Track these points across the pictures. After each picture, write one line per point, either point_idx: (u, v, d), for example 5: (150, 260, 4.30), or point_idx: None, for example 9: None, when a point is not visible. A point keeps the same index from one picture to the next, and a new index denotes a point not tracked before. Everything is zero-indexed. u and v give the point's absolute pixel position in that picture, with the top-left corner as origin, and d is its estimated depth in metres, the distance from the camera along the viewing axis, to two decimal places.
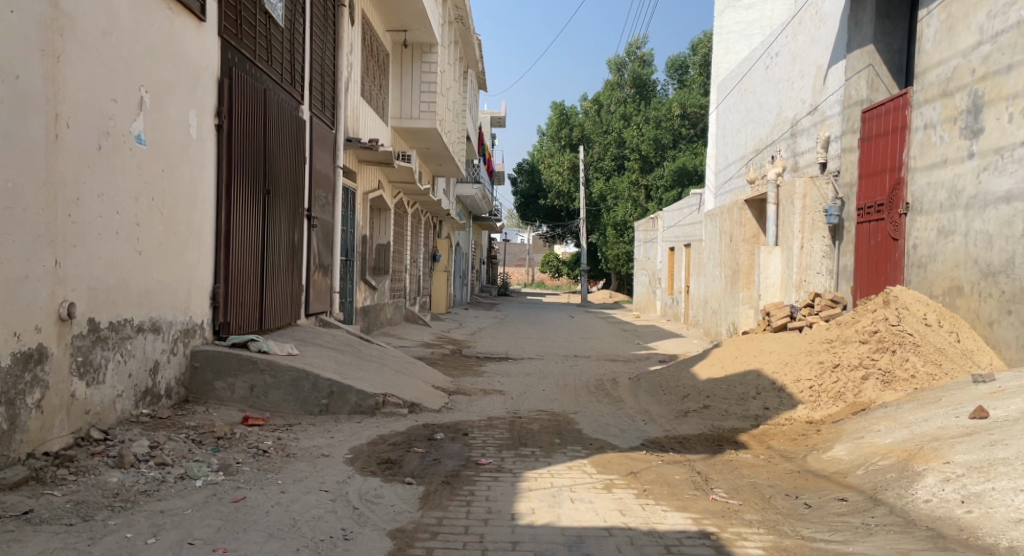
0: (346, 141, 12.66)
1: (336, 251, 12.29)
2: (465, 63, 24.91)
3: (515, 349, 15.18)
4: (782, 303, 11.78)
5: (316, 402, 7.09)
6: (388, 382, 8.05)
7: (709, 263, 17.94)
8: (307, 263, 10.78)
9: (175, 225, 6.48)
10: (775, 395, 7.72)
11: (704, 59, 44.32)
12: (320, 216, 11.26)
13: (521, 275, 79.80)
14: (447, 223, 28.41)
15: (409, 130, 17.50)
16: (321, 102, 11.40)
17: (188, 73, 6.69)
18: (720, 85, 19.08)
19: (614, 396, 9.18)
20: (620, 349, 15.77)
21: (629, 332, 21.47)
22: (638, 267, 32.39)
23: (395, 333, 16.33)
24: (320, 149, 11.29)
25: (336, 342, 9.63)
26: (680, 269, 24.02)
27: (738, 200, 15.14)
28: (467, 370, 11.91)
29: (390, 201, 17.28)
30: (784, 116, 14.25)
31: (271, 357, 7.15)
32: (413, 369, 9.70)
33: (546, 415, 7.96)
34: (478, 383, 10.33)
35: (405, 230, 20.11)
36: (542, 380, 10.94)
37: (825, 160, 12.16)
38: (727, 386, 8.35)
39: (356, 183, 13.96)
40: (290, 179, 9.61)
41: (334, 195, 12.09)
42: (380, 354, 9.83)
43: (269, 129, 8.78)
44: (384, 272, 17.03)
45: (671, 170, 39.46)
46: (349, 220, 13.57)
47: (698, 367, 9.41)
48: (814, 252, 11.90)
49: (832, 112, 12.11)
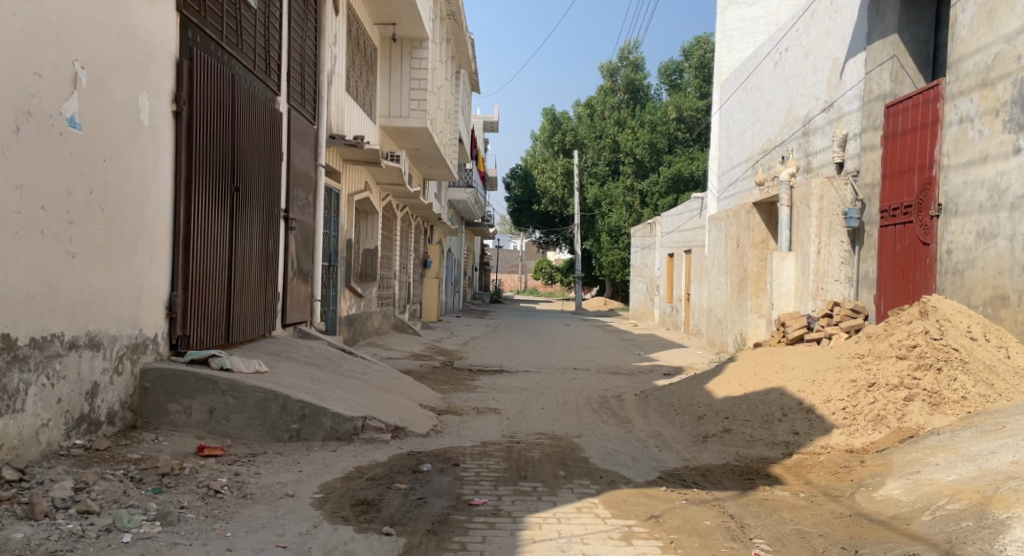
0: (329, 138, 11.78)
1: (317, 256, 11.45)
2: (458, 63, 24.11)
3: (510, 360, 14.33)
4: (797, 313, 10.98)
5: (286, 427, 6.22)
6: (369, 402, 7.18)
7: (713, 269, 17.14)
8: (284, 269, 9.90)
9: (121, 223, 5.63)
10: (804, 418, 6.87)
11: (698, 63, 43.66)
12: (298, 218, 10.38)
13: (515, 282, 79.10)
14: (439, 228, 27.57)
15: (399, 129, 16.68)
16: (301, 96, 10.57)
17: (139, 49, 5.84)
18: (722, 85, 18.29)
19: (620, 415, 8.32)
20: (621, 361, 14.94)
21: (627, 341, 20.65)
22: (635, 274, 31.61)
23: (382, 344, 15.46)
24: (300, 146, 10.44)
25: (314, 356, 8.75)
26: (680, 276, 23.25)
27: (745, 204, 14.35)
28: (459, 385, 11.05)
29: (378, 204, 16.43)
30: (795, 114, 13.45)
31: (234, 375, 6.29)
32: (400, 386, 8.84)
33: (547, 440, 7.10)
34: (471, 400, 9.47)
35: (395, 234, 19.28)
36: (540, 397, 10.08)
37: (842, 160, 11.34)
38: (749, 406, 7.50)
39: (340, 184, 13.09)
40: (264, 175, 8.74)
41: (315, 195, 11.25)
42: (363, 369, 8.96)
43: (240, 120, 7.95)
44: (372, 279, 16.16)
45: (666, 176, 38.60)
46: (333, 224, 12.71)
47: (712, 384, 8.55)
48: (832, 259, 11.01)
49: (850, 108, 11.28)
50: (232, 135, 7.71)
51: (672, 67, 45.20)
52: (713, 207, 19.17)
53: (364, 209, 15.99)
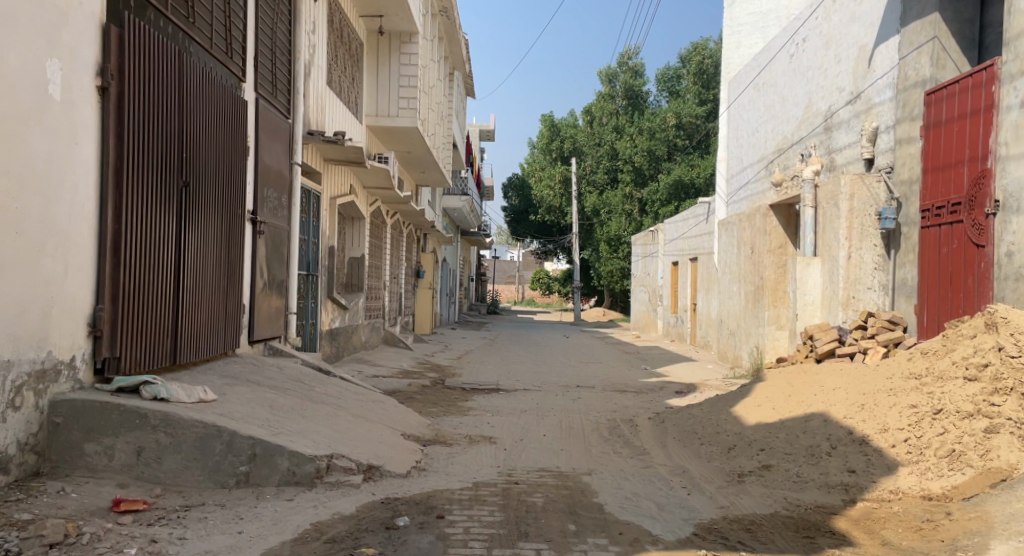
0: (306, 134, 10.64)
1: (293, 265, 10.36)
2: (451, 64, 23.01)
3: (507, 376, 13.20)
4: (826, 325, 9.89)
5: (232, 470, 5.10)
6: (339, 435, 6.04)
7: (723, 276, 16.04)
8: (252, 277, 8.82)
9: (15, 217, 4.64)
10: (857, 452, 5.76)
11: (698, 69, 42.60)
12: (269, 221, 9.27)
13: (511, 293, 78.20)
14: (433, 236, 26.46)
15: (387, 129, 15.56)
16: (273, 86, 9.48)
17: (43, 8, 4.85)
18: (732, 82, 17.16)
19: (635, 445, 7.19)
20: (628, 377, 13.81)
21: (631, 354, 19.55)
22: (636, 284, 30.53)
23: (369, 360, 14.33)
24: (272, 141, 9.36)
25: (280, 378, 7.60)
26: (686, 286, 22.16)
27: (761, 206, 13.29)
28: (451, 407, 9.92)
29: (365, 209, 15.33)
30: (815, 109, 12.29)
31: (169, 406, 5.17)
32: (382, 412, 7.70)
33: (551, 479, 5.96)
34: (463, 427, 8.33)
35: (385, 242, 18.19)
36: (541, 421, 8.96)
37: (872, 156, 10.18)
38: (789, 437, 6.38)
39: (320, 185, 11.96)
40: (225, 170, 7.67)
41: (289, 197, 10.15)
42: (339, 394, 7.83)
43: (194, 106, 6.89)
44: (358, 290, 15.04)
45: (667, 184, 37.53)
46: (312, 230, 11.59)
47: (739, 408, 7.42)
48: (864, 264, 9.88)
49: (880, 98, 10.12)
50: (183, 122, 6.64)
51: (669, 74, 44.14)
52: (720, 211, 18.03)
53: (350, 215, 14.88)
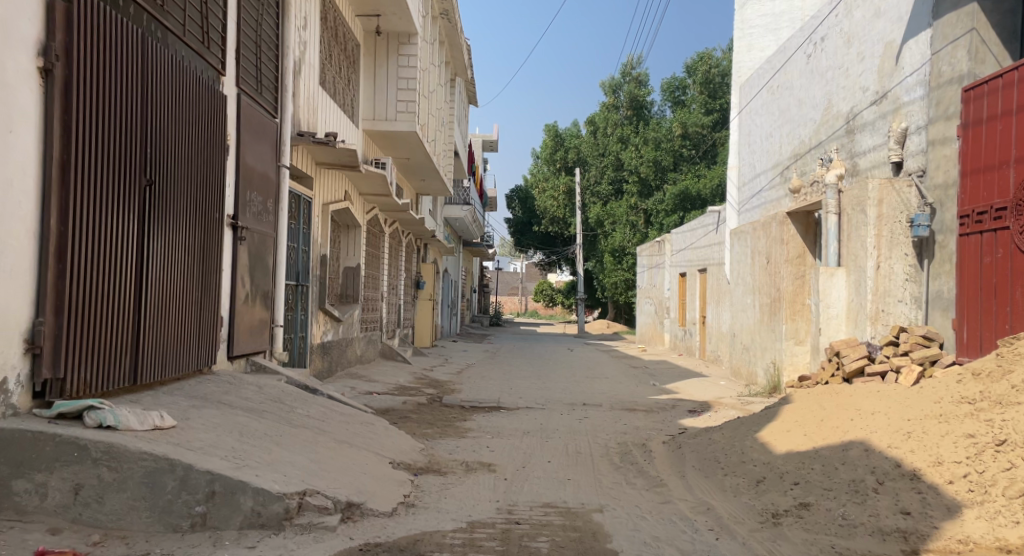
0: (295, 135, 9.93)
1: (281, 275, 9.67)
2: (453, 70, 22.35)
3: (509, 393, 12.47)
4: (853, 339, 9.20)
5: (186, 511, 4.38)
6: (318, 467, 5.32)
7: (736, 288, 15.28)
8: (233, 289, 8.10)
9: None
10: (908, 490, 5.02)
11: (705, 78, 41.90)
12: (252, 228, 8.56)
13: (515, 304, 77.41)
14: (434, 246, 25.75)
15: (384, 134, 14.87)
16: (259, 83, 8.77)
17: None
18: (744, 86, 16.44)
19: (651, 476, 6.47)
20: (637, 394, 13.06)
21: (639, 369, 18.80)
22: (642, 296, 29.76)
23: (364, 375, 13.62)
24: (258, 141, 8.67)
25: (258, 399, 6.88)
26: (695, 298, 21.41)
27: (777, 214, 12.59)
28: (448, 428, 9.18)
29: (361, 217, 14.64)
30: (836, 111, 11.55)
31: (115, 436, 4.48)
32: (371, 437, 6.97)
33: (557, 518, 5.23)
34: (460, 452, 7.59)
35: (383, 252, 17.49)
36: (546, 445, 8.23)
37: (900, 159, 9.44)
38: (826, 469, 5.66)
39: (311, 191, 11.27)
40: (200, 170, 7.01)
41: (277, 202, 9.44)
42: (324, 416, 7.11)
43: (161, 100, 6.21)
44: (353, 302, 14.33)
45: (673, 195, 36.77)
46: (302, 238, 10.89)
47: (766, 433, 6.68)
48: (894, 275, 9.12)
49: (910, 96, 9.36)
50: (147, 117, 5.96)
51: (675, 83, 43.43)
52: (732, 221, 17.27)
53: (345, 223, 14.19)
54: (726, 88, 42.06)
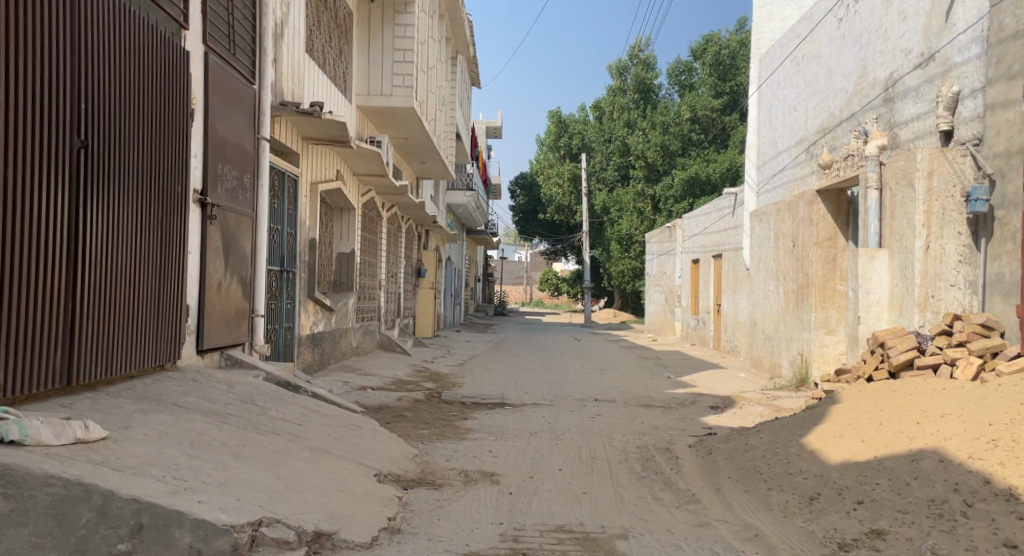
0: (278, 104, 8.96)
1: (261, 260, 8.70)
2: (454, 47, 21.33)
3: (514, 387, 11.55)
4: (900, 329, 8.19)
5: (106, 550, 3.45)
6: (284, 487, 4.41)
7: (756, 273, 14.30)
8: (199, 276, 7.10)
9: None
10: (1007, 515, 4.10)
11: (715, 60, 40.72)
12: (224, 206, 7.57)
13: (520, 294, 76.48)
14: (435, 232, 24.81)
15: (380, 110, 13.88)
16: (232, 43, 7.79)
17: None
18: (765, 58, 15.44)
19: (681, 490, 5.54)
20: (652, 389, 12.12)
21: (650, 360, 17.86)
22: (651, 285, 28.80)
23: (359, 368, 12.72)
24: (230, 108, 7.69)
25: (226, 399, 5.96)
26: (709, 286, 20.42)
27: (805, 192, 11.64)
28: (447, 429, 8.25)
29: (356, 200, 13.68)
30: (873, 78, 10.59)
31: (19, 454, 3.55)
32: (355, 443, 6.03)
33: (574, 548, 4.33)
34: (459, 459, 6.66)
35: (380, 237, 16.56)
36: (557, 448, 7.31)
37: (951, 127, 8.49)
38: (896, 484, 4.72)
39: (297, 168, 10.31)
40: (153, 135, 6.01)
41: (254, 178, 8.46)
42: (303, 419, 6.19)
43: (89, 47, 5.17)
44: (347, 290, 13.41)
45: (681, 179, 35.67)
46: (286, 219, 9.94)
47: (815, 438, 5.71)
48: (946, 257, 8.15)
49: (962, 56, 8.38)
50: (65, 65, 4.93)
51: (681, 67, 42.30)
52: (751, 203, 16.29)
53: (337, 205, 13.23)
54: (735, 70, 40.95)
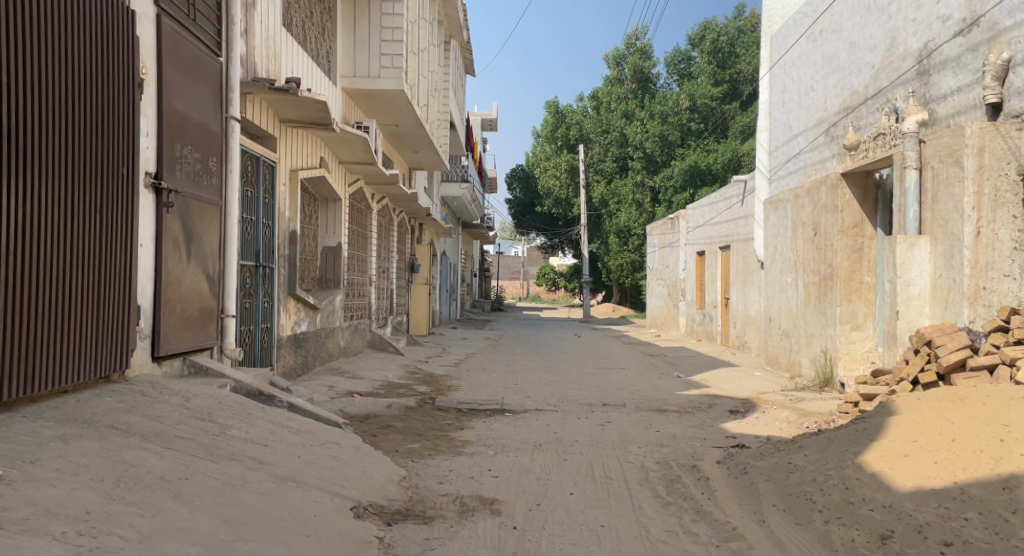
0: (248, 81, 8.01)
1: (233, 254, 7.75)
2: (447, 31, 20.37)
3: (514, 391, 10.66)
4: (948, 324, 7.33)
5: None
6: (232, 536, 3.50)
7: (771, 264, 13.42)
8: (151, 271, 6.14)
9: None
10: None
11: (714, 47, 39.75)
12: (183, 189, 6.61)
13: (517, 290, 75.58)
14: (429, 226, 23.89)
15: (367, 94, 12.94)
16: (192, 7, 6.85)
17: None
18: (778, 36, 14.53)
19: (718, 521, 4.64)
20: (662, 391, 11.24)
21: (656, 357, 17.00)
22: (653, 279, 27.93)
23: (347, 370, 11.81)
24: (190, 81, 6.73)
25: (178, 416, 5.04)
26: (716, 279, 19.54)
27: (828, 175, 10.74)
28: (440, 442, 7.34)
29: (342, 190, 12.76)
30: (903, 50, 9.69)
31: None
32: (331, 468, 5.12)
33: None
34: (453, 481, 5.75)
35: (371, 230, 15.65)
36: (566, 465, 6.42)
37: (1000, 98, 7.61)
38: (991, 520, 3.83)
39: (275, 154, 9.38)
40: (78, 96, 5.05)
41: (222, 161, 7.51)
42: (271, 439, 5.28)
43: None
44: (335, 286, 12.49)
45: (681, 170, 34.77)
46: (263, 209, 9.01)
47: (875, 457, 4.80)
48: (999, 244, 7.26)
49: (1014, 17, 7.47)
50: None
51: (679, 56, 41.21)
52: (763, 190, 15.40)
53: (322, 196, 12.30)
54: (734, 58, 40.00)
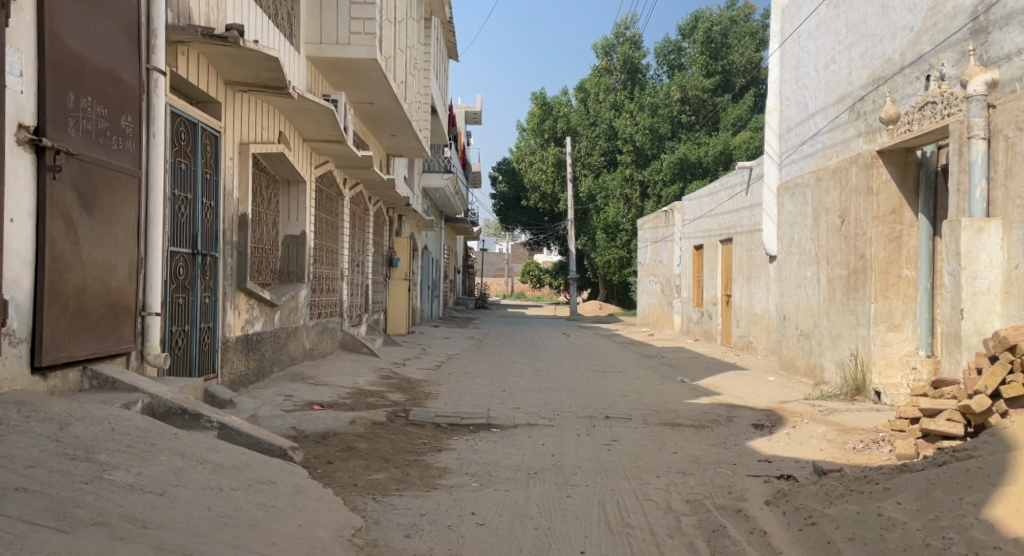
0: (179, 27, 6.52)
1: (159, 238, 6.30)
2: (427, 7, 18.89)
3: (501, 400, 9.28)
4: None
5: None
6: None
7: (785, 256, 12.11)
8: (23, 252, 4.66)
9: None
10: None
11: (707, 37, 38.39)
12: (77, 149, 5.14)
13: (501, 287, 74.29)
14: (409, 218, 22.43)
15: (335, 63, 11.47)
16: None
17: None
18: (791, 7, 13.18)
19: None
20: (669, 399, 9.90)
21: (653, 359, 15.68)
22: (644, 276, 26.63)
23: (310, 375, 10.38)
24: (88, 14, 5.30)
25: (34, 454, 3.58)
26: (716, 274, 18.20)
27: (862, 154, 9.40)
28: (412, 470, 5.92)
29: (307, 171, 11.30)
30: (951, 8, 8.30)
31: None
32: (253, 526, 3.68)
33: None
34: (425, 534, 4.36)
35: (342, 219, 14.18)
36: (570, 506, 5.03)
37: None
38: None
39: (218, 121, 7.89)
40: None
41: (141, 123, 6.04)
42: (172, 484, 3.83)
43: None
44: (297, 280, 11.03)
45: (671, 163, 33.48)
46: (202, 186, 7.51)
47: (1011, 513, 3.45)
48: None
49: None
50: None
51: (669, 46, 39.53)
52: (772, 176, 14.07)
53: (283, 177, 10.82)
54: (727, 48, 38.70)
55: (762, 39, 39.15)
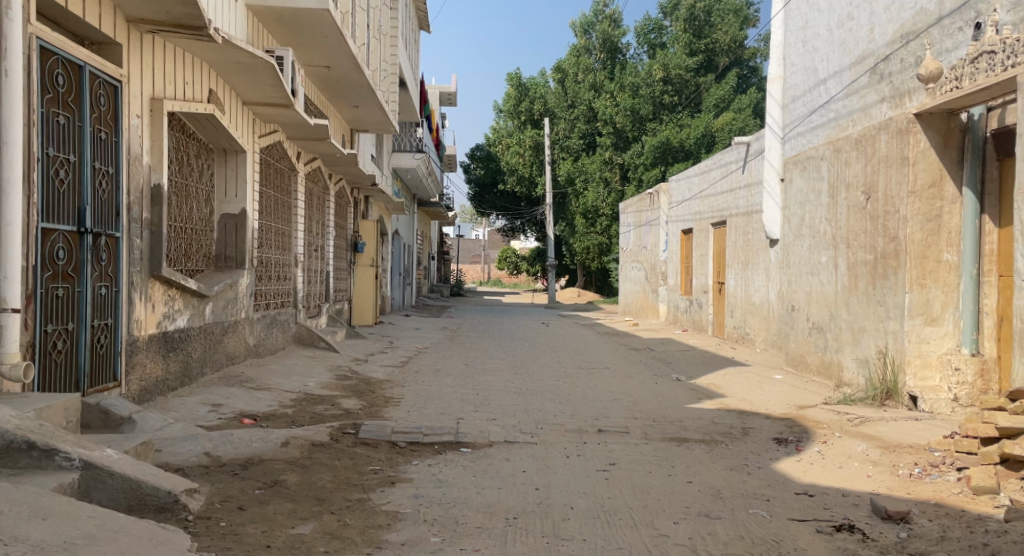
0: None
1: (21, 211, 4.76)
2: None
3: (473, 408, 7.88)
4: None
5: None
6: None
7: (793, 239, 10.80)
8: None
9: None
10: None
11: (690, 15, 36.90)
12: None
13: (477, 274, 72.60)
14: (378, 200, 20.88)
15: (280, 15, 9.90)
16: None
17: None
18: None
19: None
20: (669, 403, 8.55)
21: (643, 353, 14.33)
22: (628, 262, 25.26)
23: (251, 377, 8.91)
24: None
25: None
26: (707, 260, 16.86)
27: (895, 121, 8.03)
28: (353, 517, 4.48)
29: (248, 139, 9.75)
30: None
31: None
32: None
33: None
34: None
35: (297, 198, 12.65)
36: None
37: None
38: None
39: (118, 67, 6.33)
40: None
41: None
42: None
43: None
44: (237, 267, 9.50)
45: (653, 146, 31.79)
46: (94, 145, 5.96)
47: None
48: None
49: None
50: None
51: (649, 25, 38.25)
52: (773, 152, 12.70)
53: (218, 145, 9.28)
54: (710, 26, 37.25)
55: (746, 17, 37.81)
